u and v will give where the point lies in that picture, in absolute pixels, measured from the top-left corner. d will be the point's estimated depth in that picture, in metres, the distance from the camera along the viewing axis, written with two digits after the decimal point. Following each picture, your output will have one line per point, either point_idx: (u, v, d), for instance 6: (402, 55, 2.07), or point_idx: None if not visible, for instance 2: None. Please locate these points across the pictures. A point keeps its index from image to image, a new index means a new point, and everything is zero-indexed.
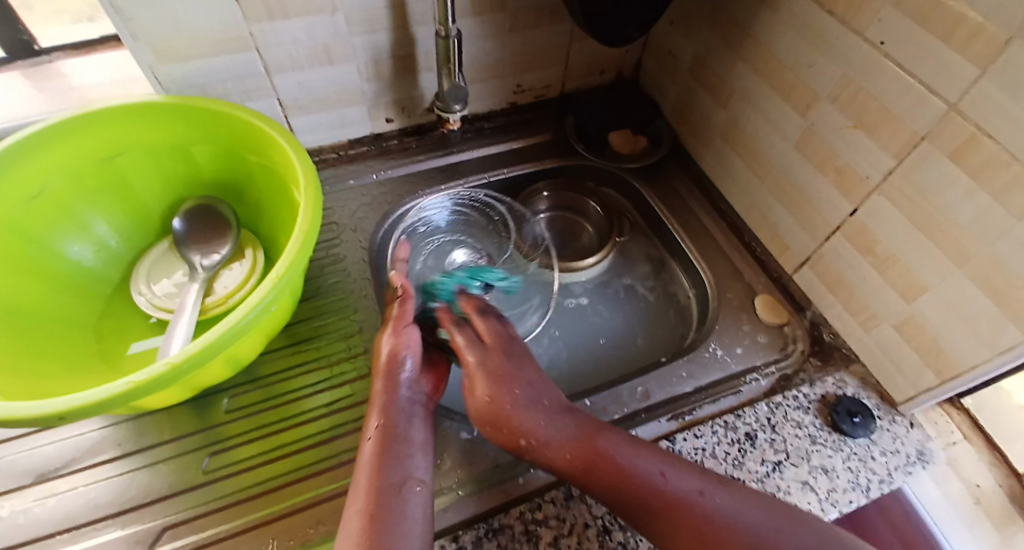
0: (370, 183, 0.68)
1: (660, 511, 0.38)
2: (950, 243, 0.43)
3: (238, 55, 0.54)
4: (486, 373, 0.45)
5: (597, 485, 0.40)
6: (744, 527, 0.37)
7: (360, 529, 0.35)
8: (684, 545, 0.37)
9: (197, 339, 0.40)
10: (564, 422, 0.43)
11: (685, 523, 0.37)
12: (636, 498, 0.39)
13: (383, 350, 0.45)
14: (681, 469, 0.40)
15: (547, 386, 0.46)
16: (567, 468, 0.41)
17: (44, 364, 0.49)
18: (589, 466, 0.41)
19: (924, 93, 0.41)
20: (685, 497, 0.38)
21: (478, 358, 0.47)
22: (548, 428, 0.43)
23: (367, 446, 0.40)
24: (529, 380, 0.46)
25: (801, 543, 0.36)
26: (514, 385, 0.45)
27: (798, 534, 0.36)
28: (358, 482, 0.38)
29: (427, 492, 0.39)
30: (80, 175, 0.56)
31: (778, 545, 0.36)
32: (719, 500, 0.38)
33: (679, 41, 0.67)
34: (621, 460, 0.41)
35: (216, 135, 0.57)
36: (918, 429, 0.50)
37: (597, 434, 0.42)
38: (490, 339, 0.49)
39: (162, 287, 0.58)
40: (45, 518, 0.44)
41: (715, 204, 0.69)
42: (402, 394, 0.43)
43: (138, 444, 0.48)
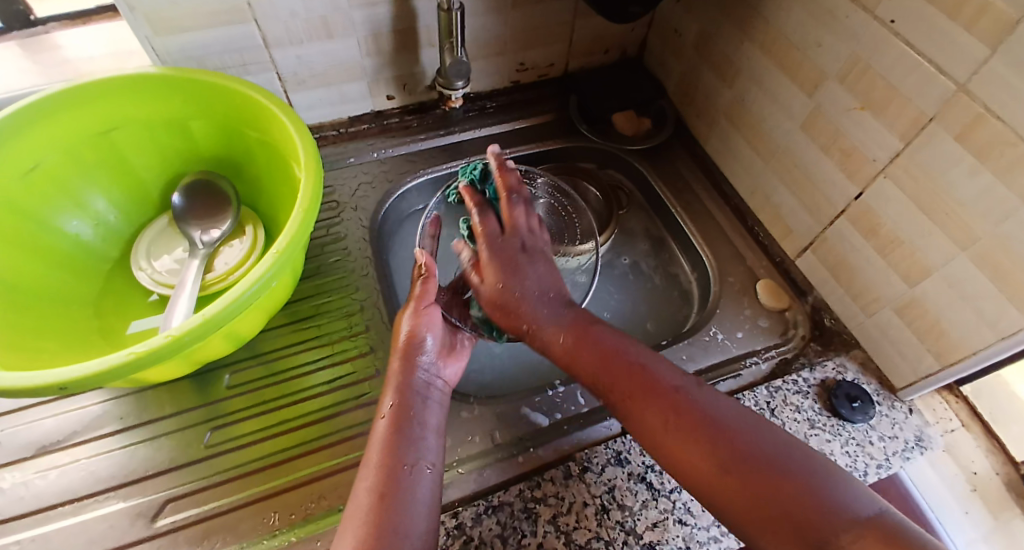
0: (371, 161, 0.67)
1: (637, 394, 0.40)
2: (954, 225, 0.43)
3: (234, 26, 0.53)
4: (497, 260, 0.44)
5: (580, 367, 0.42)
6: (709, 416, 0.38)
7: (368, 508, 0.36)
8: (649, 423, 0.39)
9: (197, 314, 0.40)
10: (561, 313, 0.44)
11: (656, 408, 0.39)
12: (613, 387, 0.41)
13: (402, 330, 0.45)
14: (665, 364, 0.42)
15: (555, 274, 0.46)
16: (560, 355, 0.43)
17: (43, 339, 0.49)
18: (577, 351, 0.43)
19: (932, 72, 0.41)
20: (660, 386, 0.40)
21: (492, 242, 0.45)
22: (547, 317, 0.44)
23: (380, 425, 0.40)
24: (547, 273, 0.45)
25: (764, 442, 0.36)
26: (524, 273, 0.44)
27: (765, 433, 0.37)
28: (370, 459, 0.38)
29: (436, 474, 0.39)
30: (76, 150, 0.55)
31: (737, 438, 0.37)
32: (696, 395, 0.39)
33: (684, 19, 0.66)
34: (606, 347, 0.42)
35: (215, 108, 0.56)
36: (916, 415, 0.51)
37: (590, 327, 0.44)
38: (511, 226, 0.46)
39: (163, 263, 0.58)
40: (47, 491, 0.45)
41: (718, 187, 0.68)
42: (419, 376, 0.43)
43: (140, 418, 0.48)
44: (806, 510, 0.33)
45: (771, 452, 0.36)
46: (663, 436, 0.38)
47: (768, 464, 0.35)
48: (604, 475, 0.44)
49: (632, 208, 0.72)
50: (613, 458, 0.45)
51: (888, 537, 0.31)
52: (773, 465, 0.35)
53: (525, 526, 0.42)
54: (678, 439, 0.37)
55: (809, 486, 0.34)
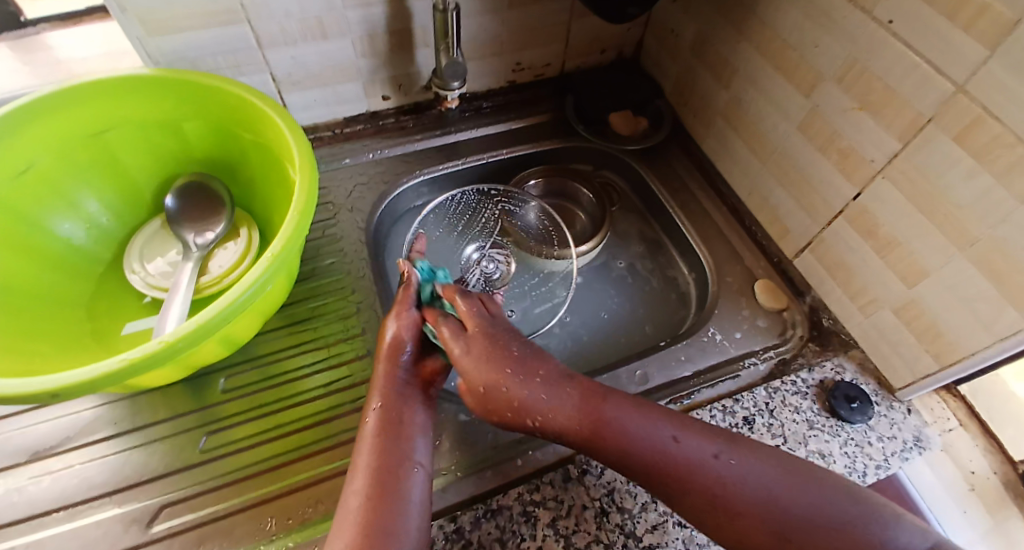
0: (366, 162, 0.67)
1: (671, 478, 0.38)
2: (952, 226, 0.43)
3: (227, 27, 0.53)
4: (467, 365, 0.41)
5: (605, 453, 0.40)
6: (758, 494, 0.37)
7: (358, 513, 0.35)
8: (695, 506, 0.38)
9: (191, 319, 0.39)
10: (567, 391, 0.41)
11: (695, 490, 0.38)
12: (647, 470, 0.39)
13: (387, 333, 0.44)
14: (693, 431, 0.40)
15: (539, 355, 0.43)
16: (579, 438, 0.40)
17: (36, 342, 0.49)
18: (597, 438, 0.40)
19: (931, 72, 0.41)
20: (699, 465, 0.38)
21: (463, 340, 0.42)
22: (549, 400, 0.40)
23: (367, 428, 0.40)
24: (523, 356, 0.42)
25: (818, 502, 0.37)
26: (504, 361, 0.41)
27: (816, 492, 0.37)
28: (358, 463, 0.38)
29: (426, 475, 0.38)
30: (69, 153, 0.54)
31: (789, 506, 0.36)
32: (735, 467, 0.38)
33: (681, 19, 0.66)
34: (627, 429, 0.40)
35: (208, 110, 0.55)
36: (915, 415, 0.51)
37: (603, 402, 0.41)
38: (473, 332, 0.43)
39: (156, 265, 0.57)
40: (40, 497, 0.44)
41: (715, 187, 0.68)
42: (403, 376, 0.42)
43: (134, 423, 0.48)
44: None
45: (825, 510, 0.36)
46: (705, 515, 0.37)
47: (830, 529, 0.35)
48: (604, 477, 0.44)
49: (626, 213, 0.72)
50: None
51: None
52: (835, 531, 0.35)
53: (524, 530, 0.41)
54: (727, 515, 0.37)
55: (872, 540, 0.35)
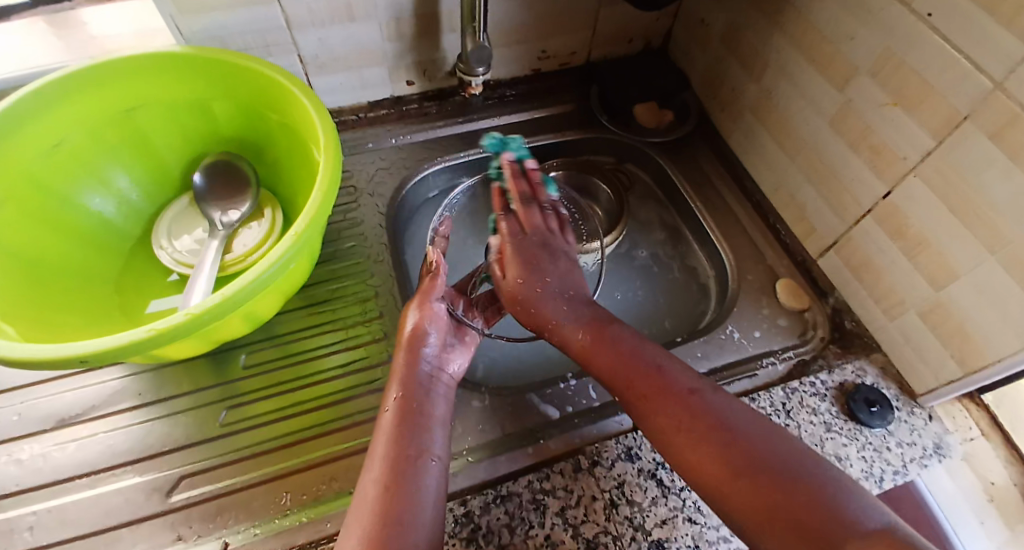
0: (389, 147, 0.67)
1: (647, 396, 0.39)
2: (985, 229, 0.41)
3: (257, 8, 0.53)
4: (520, 258, 0.47)
5: (597, 363, 0.42)
6: (720, 425, 0.37)
7: (375, 499, 0.35)
8: (662, 423, 0.38)
9: (217, 292, 0.40)
10: (579, 311, 0.45)
11: (668, 407, 0.38)
12: (627, 387, 0.40)
13: (408, 323, 0.46)
14: (681, 366, 0.41)
15: (577, 276, 0.48)
16: (579, 351, 0.44)
17: (64, 314, 0.50)
18: (594, 347, 0.43)
19: (969, 69, 0.39)
20: (674, 391, 0.39)
21: (516, 242, 0.48)
22: (565, 314, 0.45)
23: (386, 416, 0.41)
24: (564, 278, 0.47)
25: (778, 448, 0.35)
26: (544, 274, 0.46)
27: (782, 442, 0.36)
28: (376, 451, 0.38)
29: (442, 465, 0.39)
30: (100, 128, 0.55)
31: (751, 448, 0.35)
32: (712, 400, 0.38)
33: (712, 9, 0.64)
34: (626, 345, 0.42)
35: (236, 89, 0.56)
36: (936, 423, 0.50)
37: (607, 327, 0.44)
38: (534, 231, 0.49)
39: (183, 243, 0.58)
40: (64, 463, 0.46)
41: (741, 182, 0.67)
42: (424, 368, 0.43)
43: (158, 395, 0.49)
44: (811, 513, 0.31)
45: (779, 457, 0.35)
46: (669, 438, 0.38)
47: (778, 470, 0.34)
48: (615, 469, 0.44)
49: (644, 199, 0.72)
50: (624, 453, 0.45)
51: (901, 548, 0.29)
52: (786, 472, 0.34)
53: (533, 517, 0.42)
54: (687, 439, 0.37)
55: (820, 492, 0.32)
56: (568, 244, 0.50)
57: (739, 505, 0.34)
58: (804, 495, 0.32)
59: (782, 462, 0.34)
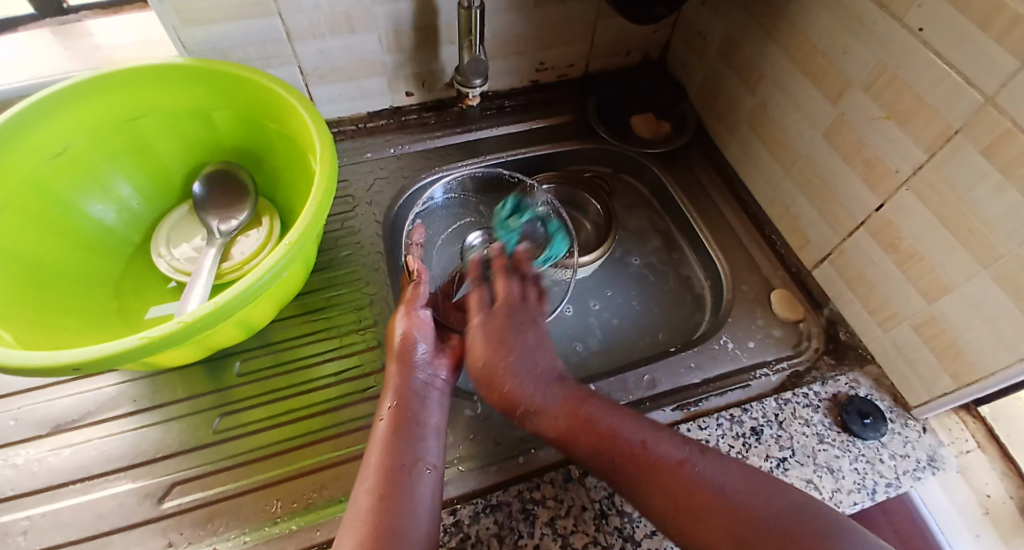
0: (387, 157, 0.68)
1: (642, 476, 0.39)
2: (977, 241, 0.41)
3: (260, 20, 0.54)
4: (486, 332, 0.44)
5: (580, 447, 0.41)
6: (719, 494, 0.38)
7: (367, 511, 0.36)
8: (666, 508, 0.38)
9: (209, 301, 0.40)
10: (553, 391, 0.43)
11: (662, 488, 0.39)
12: (620, 469, 0.40)
13: (397, 331, 0.45)
14: (664, 436, 0.41)
15: (545, 349, 0.45)
16: (557, 435, 0.42)
17: (63, 319, 0.51)
18: (574, 432, 0.42)
19: (961, 83, 0.40)
20: (665, 467, 0.39)
21: (482, 317, 0.46)
22: (539, 393, 0.43)
23: (380, 427, 0.41)
24: (536, 348, 0.45)
25: (778, 508, 0.37)
26: (513, 350, 0.44)
27: (777, 500, 0.38)
28: (370, 461, 0.39)
29: (437, 476, 0.39)
30: (104, 137, 0.56)
31: (753, 517, 0.37)
32: (702, 467, 0.39)
33: (709, 22, 0.65)
34: (607, 425, 0.42)
35: (237, 100, 0.57)
36: (930, 434, 0.49)
37: (586, 400, 0.43)
38: (502, 302, 0.47)
39: (182, 250, 0.59)
40: (59, 468, 0.46)
41: (736, 193, 0.67)
42: (417, 377, 0.43)
43: (153, 401, 0.50)
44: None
45: (781, 520, 0.37)
46: (677, 519, 0.38)
47: (783, 536, 0.36)
48: (605, 480, 0.44)
49: (638, 207, 0.72)
50: None
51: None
52: (793, 535, 0.36)
53: (522, 527, 0.42)
54: (692, 519, 0.37)
55: (825, 545, 0.35)
56: (540, 312, 0.48)
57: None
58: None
59: (785, 519, 0.37)
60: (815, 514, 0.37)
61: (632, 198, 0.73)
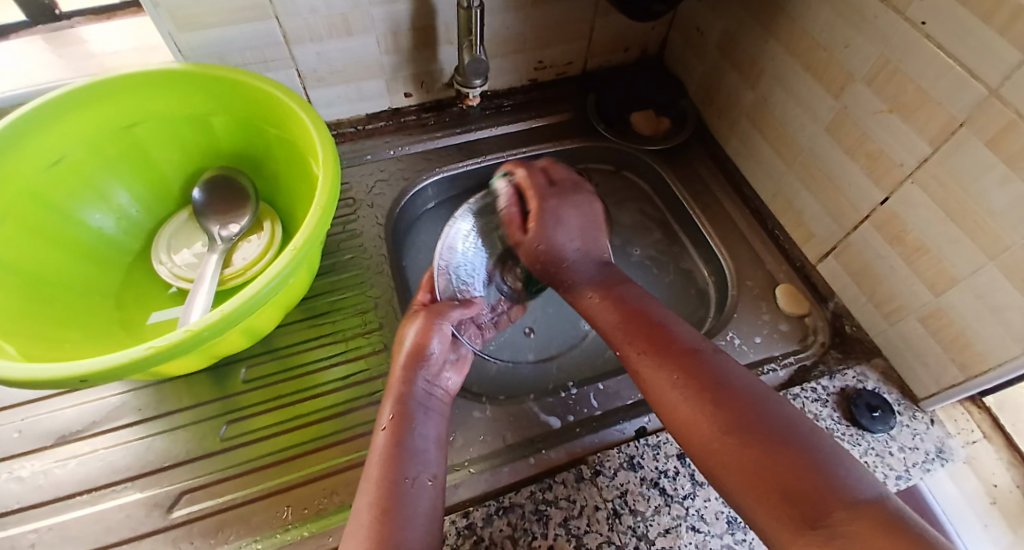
0: (387, 159, 0.67)
1: (653, 347, 0.41)
2: (983, 233, 0.41)
3: (256, 23, 0.54)
4: (544, 215, 0.50)
5: (602, 320, 0.45)
6: (718, 379, 0.38)
7: (369, 525, 0.35)
8: (660, 378, 0.39)
9: (216, 309, 0.40)
10: (597, 273, 0.49)
11: (663, 361, 0.40)
12: (631, 339, 0.43)
13: (407, 338, 0.46)
14: (686, 327, 0.43)
15: (587, 234, 0.52)
16: (587, 306, 0.47)
17: (65, 330, 0.50)
18: (601, 306, 0.46)
19: (964, 75, 0.40)
20: (673, 346, 0.41)
21: (539, 199, 0.51)
22: (587, 267, 0.49)
23: (380, 436, 0.40)
24: (577, 230, 0.51)
25: (770, 412, 0.36)
26: (563, 227, 0.51)
27: (774, 406, 0.36)
28: (370, 473, 0.38)
29: (438, 487, 0.39)
30: (100, 145, 0.56)
31: (744, 408, 0.36)
32: (715, 355, 0.40)
33: (707, 17, 0.65)
34: (636, 301, 0.45)
35: (235, 105, 0.56)
36: (938, 426, 0.49)
37: (619, 286, 0.47)
38: (559, 183, 0.53)
39: (182, 257, 0.58)
40: (65, 479, 0.46)
41: (739, 188, 0.67)
42: (420, 386, 0.43)
43: (157, 410, 0.49)
44: (796, 479, 0.32)
45: (773, 422, 0.35)
46: (670, 395, 0.38)
47: (768, 433, 0.34)
48: (617, 479, 0.44)
49: (638, 200, 0.72)
50: (626, 462, 0.45)
51: (885, 520, 0.29)
52: (776, 436, 0.34)
53: (535, 528, 0.41)
54: (681, 396, 0.38)
55: (809, 457, 0.33)
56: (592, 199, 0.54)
57: (715, 455, 0.35)
58: (789, 457, 0.33)
59: (774, 424, 0.35)
60: (807, 431, 0.35)
61: (634, 197, 0.73)
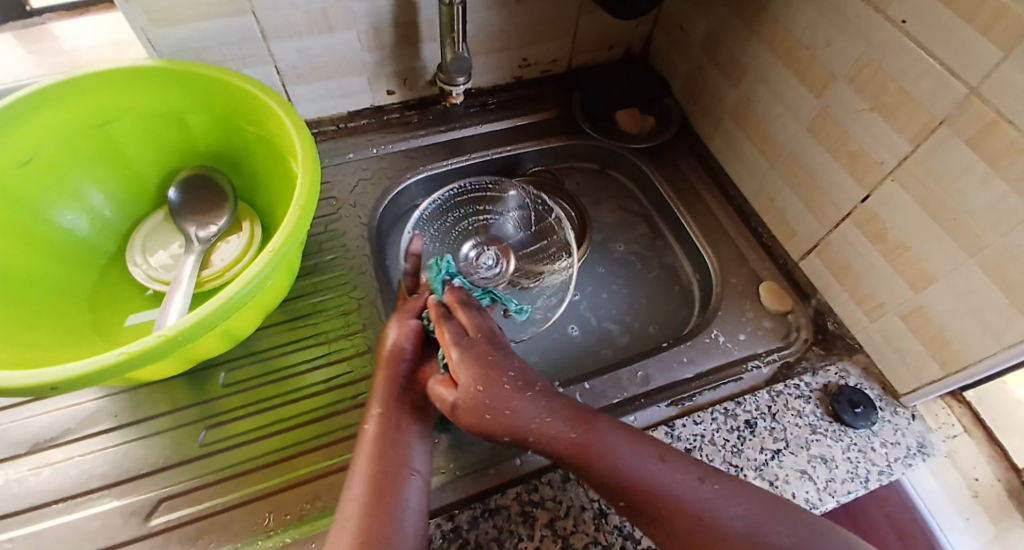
0: (370, 157, 0.66)
1: (659, 499, 0.37)
2: (962, 231, 0.42)
3: (233, 19, 0.52)
4: (475, 361, 0.40)
5: (592, 471, 0.39)
6: (731, 524, 0.36)
7: (356, 519, 0.35)
8: (675, 532, 0.37)
9: (191, 313, 0.39)
10: (558, 411, 0.40)
11: (674, 532, 0.37)
12: (634, 492, 0.38)
13: (388, 339, 0.44)
14: (679, 457, 0.40)
15: (530, 371, 0.42)
16: (568, 455, 0.39)
17: (39, 333, 0.49)
18: (589, 452, 0.39)
19: (944, 75, 0.40)
20: (679, 493, 0.37)
21: (467, 345, 0.41)
22: (540, 413, 0.39)
23: (366, 434, 0.40)
24: (518, 370, 0.41)
25: (787, 542, 0.36)
26: (504, 371, 0.40)
27: (789, 532, 0.36)
28: (356, 471, 0.38)
29: (424, 479, 0.39)
30: (72, 143, 0.54)
31: (764, 549, 0.35)
32: (722, 504, 0.37)
33: (691, 16, 0.65)
34: (614, 456, 0.39)
35: (212, 102, 0.55)
36: (919, 421, 0.50)
37: (593, 421, 0.40)
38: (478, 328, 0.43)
39: (159, 258, 0.57)
40: (39, 488, 0.44)
41: (722, 187, 0.68)
42: (404, 386, 0.43)
43: (134, 416, 0.48)
44: None
45: None
46: (686, 546, 0.36)
47: None
48: None
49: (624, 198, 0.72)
50: None
51: None
52: None
53: (521, 530, 0.41)
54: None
55: None
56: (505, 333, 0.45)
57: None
58: None
59: None
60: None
61: (619, 196, 0.73)
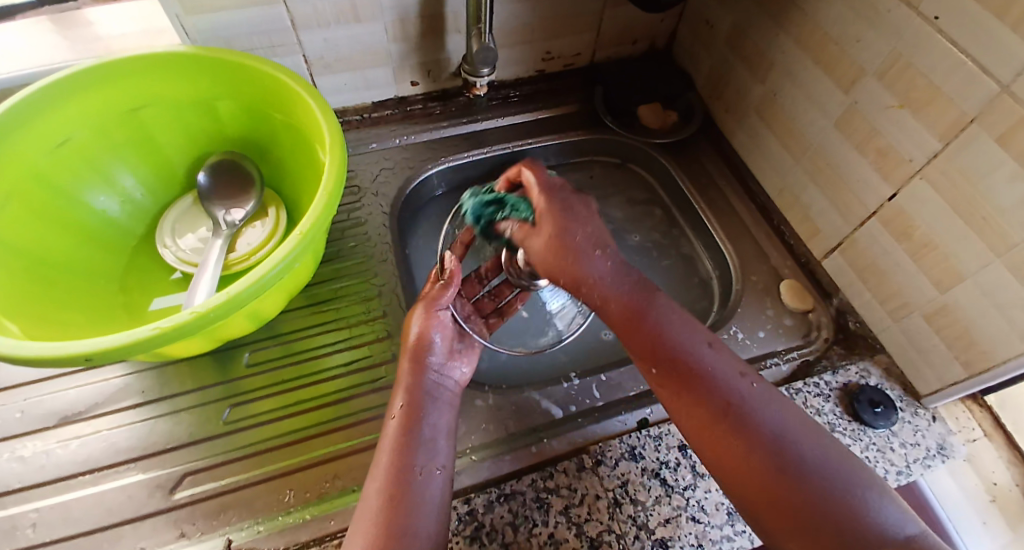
0: (393, 147, 0.67)
1: (690, 383, 0.39)
2: (990, 230, 0.41)
3: (264, 8, 0.53)
4: (546, 220, 0.46)
5: (636, 339, 0.42)
6: (763, 425, 0.36)
7: (375, 510, 0.36)
8: (700, 419, 0.38)
9: (222, 291, 0.40)
10: (620, 279, 0.43)
11: (702, 408, 0.38)
12: (669, 362, 0.40)
13: (412, 331, 0.46)
14: (726, 354, 0.40)
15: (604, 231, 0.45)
16: (616, 317, 0.43)
17: (69, 311, 0.51)
18: (637, 328, 0.42)
19: (975, 71, 0.39)
20: (718, 377, 0.39)
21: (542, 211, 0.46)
22: (607, 275, 0.43)
23: (390, 424, 0.41)
24: (591, 238, 0.44)
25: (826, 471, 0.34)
26: (575, 229, 0.44)
27: (821, 449, 0.35)
28: (381, 457, 0.39)
29: (447, 475, 0.39)
30: (106, 127, 0.56)
31: (796, 456, 0.35)
32: (755, 405, 0.37)
33: (718, 11, 0.64)
34: (665, 327, 0.41)
35: (242, 89, 0.56)
36: (940, 423, 0.49)
37: (653, 297, 0.43)
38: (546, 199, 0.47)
39: (187, 241, 0.58)
40: (67, 459, 0.46)
41: (744, 183, 0.67)
42: (429, 377, 0.44)
43: (160, 393, 0.49)
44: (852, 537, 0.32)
45: (837, 487, 0.33)
46: (711, 437, 0.37)
47: (826, 492, 0.33)
48: (618, 469, 0.44)
49: (645, 193, 0.72)
50: (627, 452, 0.45)
51: None
52: (828, 501, 0.33)
53: (536, 516, 0.42)
54: (726, 445, 0.36)
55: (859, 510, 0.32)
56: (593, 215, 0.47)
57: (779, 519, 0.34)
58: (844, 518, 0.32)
59: (829, 483, 0.34)
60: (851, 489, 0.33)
61: (640, 190, 0.73)
